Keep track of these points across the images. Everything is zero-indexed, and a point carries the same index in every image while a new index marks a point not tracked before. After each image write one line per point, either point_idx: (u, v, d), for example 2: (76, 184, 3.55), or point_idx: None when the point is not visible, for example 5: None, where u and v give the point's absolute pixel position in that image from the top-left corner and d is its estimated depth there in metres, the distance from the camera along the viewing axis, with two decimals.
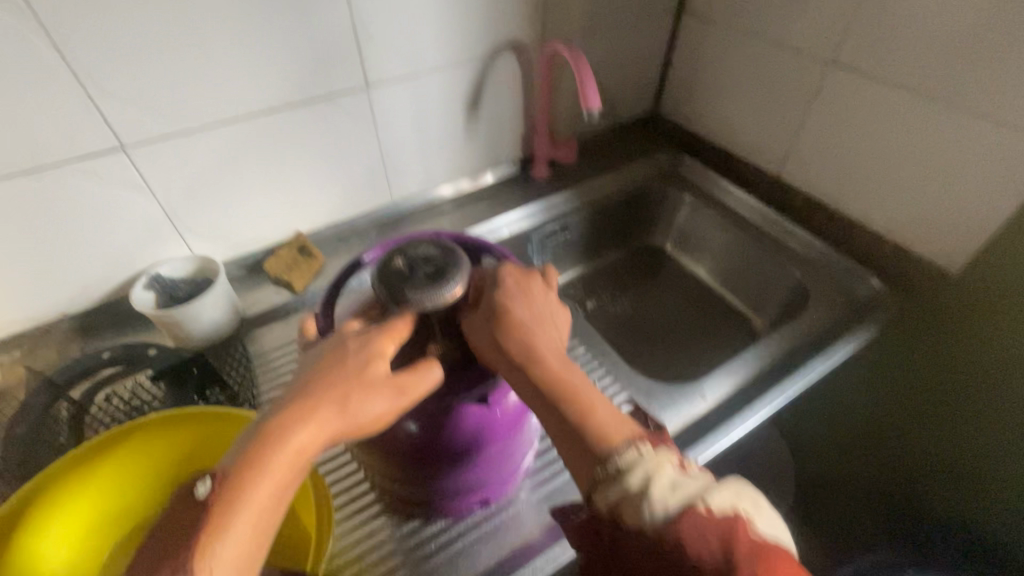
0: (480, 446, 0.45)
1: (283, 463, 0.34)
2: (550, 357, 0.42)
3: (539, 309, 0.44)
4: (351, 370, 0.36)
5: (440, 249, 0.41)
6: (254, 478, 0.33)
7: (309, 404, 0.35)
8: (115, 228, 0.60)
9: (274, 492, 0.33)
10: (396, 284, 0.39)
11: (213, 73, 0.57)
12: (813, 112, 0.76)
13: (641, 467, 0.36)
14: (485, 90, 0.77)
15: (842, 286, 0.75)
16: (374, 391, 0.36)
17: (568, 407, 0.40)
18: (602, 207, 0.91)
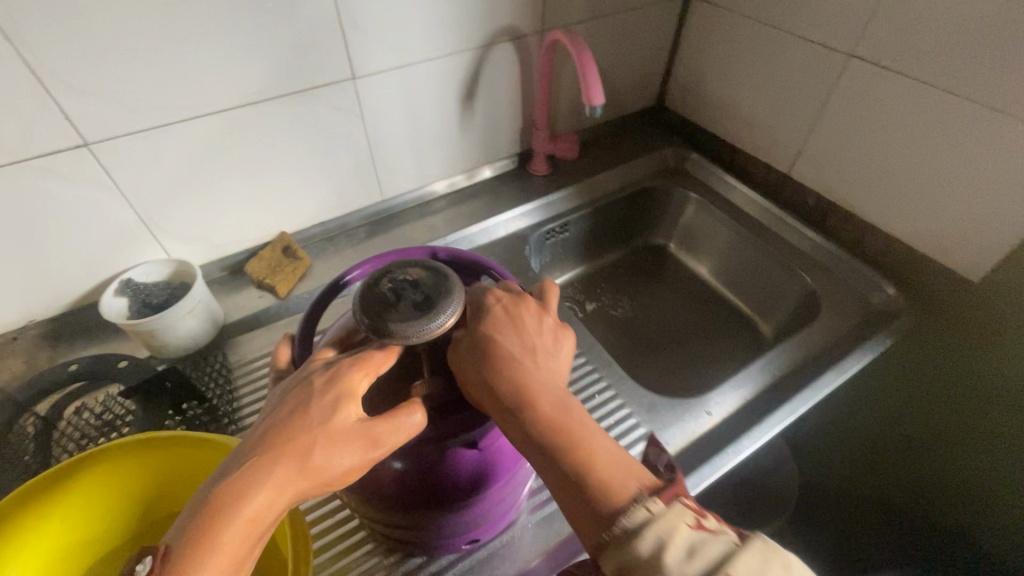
0: (470, 487, 0.41)
1: (239, 533, 0.31)
2: (544, 397, 0.39)
3: (531, 341, 0.42)
4: (314, 422, 0.34)
5: (431, 273, 0.37)
6: (206, 554, 0.30)
7: (267, 464, 0.32)
8: (82, 231, 0.56)
9: (230, 564, 0.31)
10: (380, 313, 0.35)
11: (183, 64, 0.52)
12: (829, 108, 0.71)
13: (652, 527, 0.32)
14: (480, 81, 0.72)
15: (855, 293, 0.72)
16: (340, 444, 0.34)
17: (562, 451, 0.37)
18: (604, 207, 0.87)
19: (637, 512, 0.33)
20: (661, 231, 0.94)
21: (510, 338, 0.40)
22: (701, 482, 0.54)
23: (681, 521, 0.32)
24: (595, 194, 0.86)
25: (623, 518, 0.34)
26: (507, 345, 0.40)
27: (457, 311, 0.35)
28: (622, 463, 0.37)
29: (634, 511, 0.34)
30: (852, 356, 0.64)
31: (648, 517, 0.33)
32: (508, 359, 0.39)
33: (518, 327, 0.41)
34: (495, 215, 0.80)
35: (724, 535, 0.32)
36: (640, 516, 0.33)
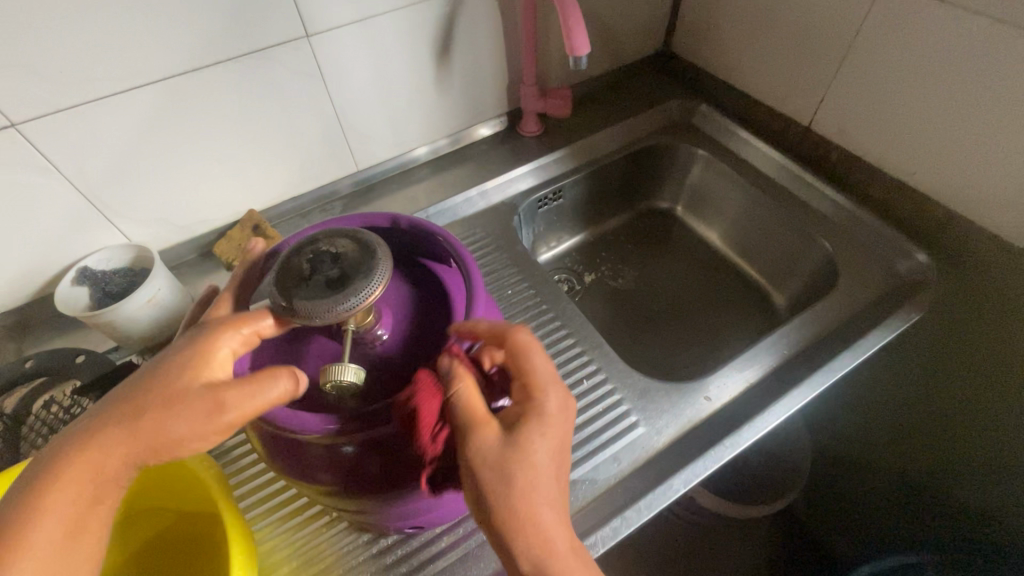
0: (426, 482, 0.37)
1: (78, 482, 0.32)
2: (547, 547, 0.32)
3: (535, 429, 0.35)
4: (156, 384, 0.32)
5: (357, 246, 0.32)
6: (41, 500, 0.31)
7: (106, 421, 0.32)
8: (29, 219, 0.53)
9: (69, 512, 0.32)
10: (287, 288, 0.30)
11: (108, 28, 0.47)
12: (858, 46, 0.62)
13: None
14: (456, 33, 0.65)
15: (880, 262, 0.65)
16: (180, 410, 0.32)
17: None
18: (603, 168, 0.79)
19: None
20: (667, 194, 0.87)
21: (534, 459, 0.33)
22: (696, 476, 0.49)
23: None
24: (592, 155, 0.79)
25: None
26: (534, 476, 0.33)
27: (376, 290, 0.30)
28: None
29: None
30: (873, 333, 0.58)
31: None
32: (525, 485, 0.33)
33: (542, 442, 0.34)
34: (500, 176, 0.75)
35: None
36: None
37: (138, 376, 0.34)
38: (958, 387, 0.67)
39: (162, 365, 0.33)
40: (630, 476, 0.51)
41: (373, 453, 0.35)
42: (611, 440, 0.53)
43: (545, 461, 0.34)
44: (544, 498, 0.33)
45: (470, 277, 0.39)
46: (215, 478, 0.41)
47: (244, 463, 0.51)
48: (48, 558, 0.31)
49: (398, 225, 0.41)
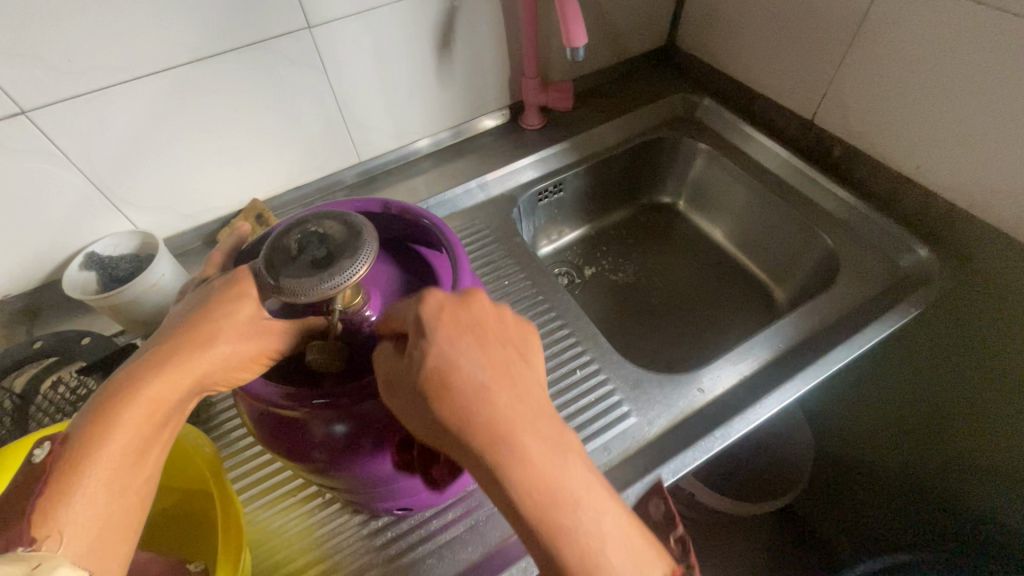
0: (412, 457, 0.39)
1: (143, 412, 0.31)
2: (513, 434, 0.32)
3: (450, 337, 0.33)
4: (197, 318, 0.33)
5: (344, 226, 0.33)
6: (107, 428, 0.30)
7: (166, 351, 0.32)
8: (40, 204, 0.54)
9: (136, 442, 0.30)
10: (276, 266, 0.31)
11: (114, 18, 0.48)
12: (861, 38, 0.61)
13: None
14: (457, 25, 0.65)
15: (882, 257, 0.64)
16: (227, 337, 0.33)
17: (535, 509, 0.31)
18: (604, 162, 0.79)
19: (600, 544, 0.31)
20: (669, 189, 0.86)
21: (451, 358, 0.33)
22: (683, 467, 0.49)
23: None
24: (593, 149, 0.79)
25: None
26: (461, 377, 0.32)
27: (361, 270, 0.31)
28: (608, 526, 0.31)
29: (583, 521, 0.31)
30: (873, 327, 0.57)
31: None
32: (454, 390, 0.32)
33: (453, 335, 0.33)
34: (503, 167, 0.75)
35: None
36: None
37: (168, 324, 0.34)
38: (958, 384, 0.66)
39: (199, 307, 0.34)
40: (620, 464, 0.51)
41: (368, 431, 0.36)
42: (603, 429, 0.53)
43: (463, 357, 0.33)
44: (482, 390, 0.32)
45: (456, 261, 0.39)
46: (208, 456, 0.41)
47: (242, 447, 0.52)
48: (112, 487, 0.29)
49: (388, 211, 0.42)
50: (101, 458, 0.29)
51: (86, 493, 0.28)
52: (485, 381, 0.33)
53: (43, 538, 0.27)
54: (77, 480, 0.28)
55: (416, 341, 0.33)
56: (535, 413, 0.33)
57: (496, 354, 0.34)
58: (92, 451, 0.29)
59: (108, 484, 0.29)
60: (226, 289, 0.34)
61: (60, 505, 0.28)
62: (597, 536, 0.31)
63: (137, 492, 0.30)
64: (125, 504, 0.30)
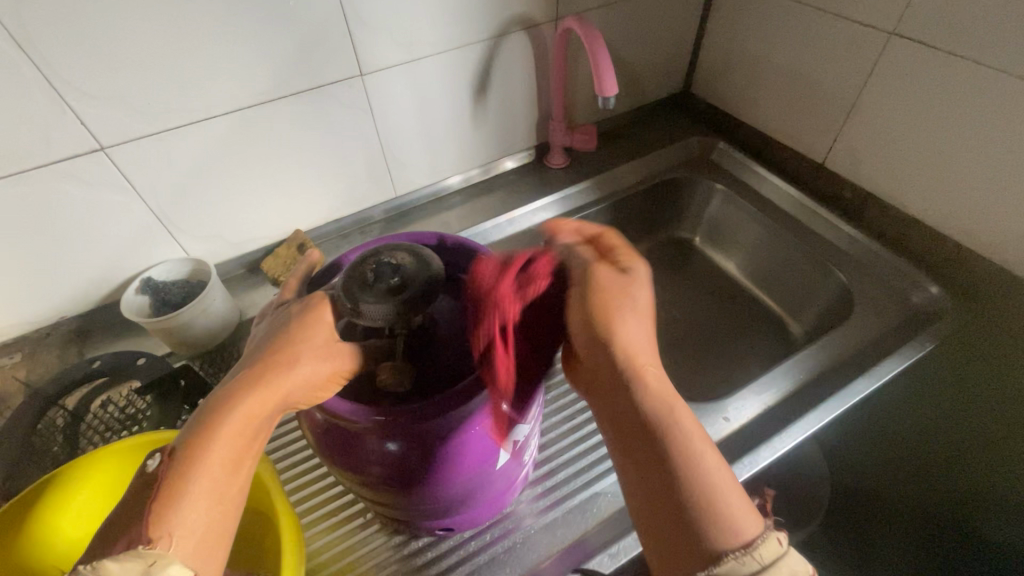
0: (456, 480, 0.41)
1: (237, 427, 0.33)
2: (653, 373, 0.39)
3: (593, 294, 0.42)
4: (281, 341, 0.36)
5: (416, 259, 0.36)
6: (208, 442, 0.32)
7: (255, 372, 0.35)
8: (105, 232, 0.58)
9: (231, 454, 0.33)
10: (355, 292, 0.34)
11: (192, 65, 0.52)
12: (869, 90, 0.66)
13: (749, 522, 0.34)
14: (494, 73, 0.71)
15: (894, 293, 0.67)
16: (308, 358, 0.36)
17: (674, 429, 0.36)
18: (625, 199, 0.83)
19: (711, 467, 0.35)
20: (685, 225, 0.90)
21: (625, 303, 0.41)
22: None
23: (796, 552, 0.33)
24: (615, 187, 0.83)
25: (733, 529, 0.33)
26: (622, 314, 0.40)
27: (430, 300, 0.34)
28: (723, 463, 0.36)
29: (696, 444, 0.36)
30: (889, 360, 0.60)
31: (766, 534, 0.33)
32: (620, 321, 0.40)
33: (643, 295, 0.42)
34: (529, 204, 0.79)
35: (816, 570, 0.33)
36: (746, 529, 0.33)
37: (255, 349, 0.37)
38: (972, 417, 0.68)
39: (283, 331, 0.37)
40: None
41: (418, 454, 0.38)
42: None
43: (641, 305, 0.42)
44: (637, 331, 0.40)
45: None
46: (263, 470, 0.44)
47: (282, 467, 0.54)
48: (212, 496, 0.32)
49: (443, 244, 0.45)
50: (204, 468, 0.32)
51: (197, 498, 0.31)
52: (642, 327, 0.41)
53: (156, 539, 0.30)
54: (183, 488, 0.31)
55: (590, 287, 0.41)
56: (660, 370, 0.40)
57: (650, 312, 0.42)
58: (197, 462, 0.32)
59: (208, 493, 0.32)
60: (305, 314, 0.38)
61: (176, 509, 0.31)
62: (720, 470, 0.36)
63: (232, 502, 0.33)
64: (223, 512, 0.32)
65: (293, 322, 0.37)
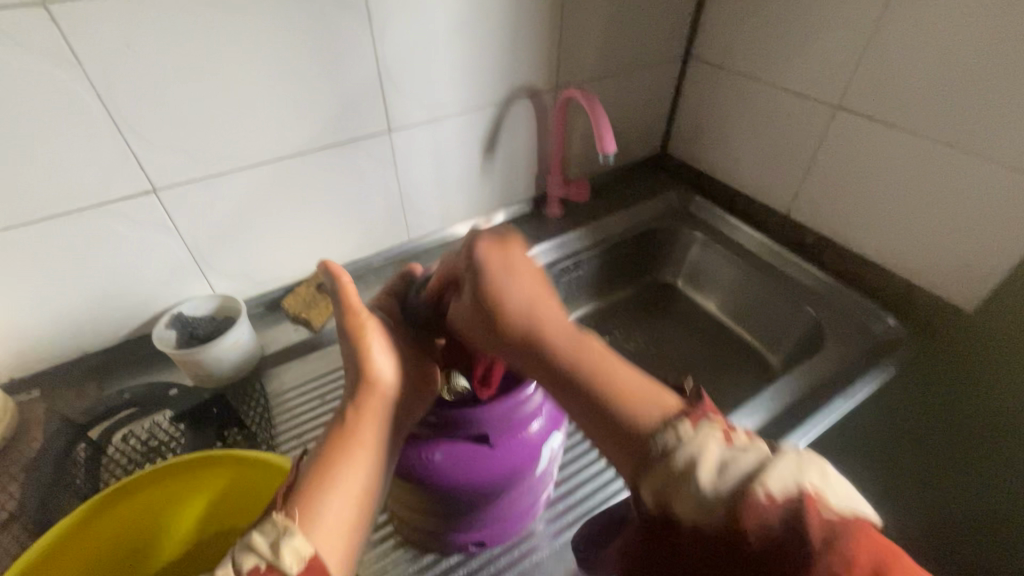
0: (497, 491, 0.44)
1: (360, 430, 0.39)
2: (561, 322, 0.38)
3: (512, 259, 0.40)
4: (347, 359, 0.42)
5: None
6: (341, 448, 0.38)
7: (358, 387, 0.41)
8: (142, 267, 0.61)
9: (361, 450, 0.38)
10: (423, 310, 0.46)
11: (245, 117, 0.58)
12: (823, 151, 0.78)
13: (685, 447, 0.31)
14: (503, 131, 0.80)
15: (859, 324, 0.76)
16: (386, 355, 0.42)
17: (584, 370, 0.35)
18: (615, 246, 0.91)
19: (670, 436, 0.31)
20: (670, 269, 0.99)
21: (512, 265, 0.40)
22: None
23: (715, 441, 0.30)
24: (608, 234, 0.91)
25: (657, 440, 0.32)
26: (504, 277, 0.39)
27: None
28: (647, 386, 0.35)
29: (644, 407, 0.34)
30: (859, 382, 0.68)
31: (680, 442, 0.31)
32: (495, 288, 0.39)
33: (509, 255, 0.41)
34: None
35: (758, 450, 0.30)
36: (671, 442, 0.31)
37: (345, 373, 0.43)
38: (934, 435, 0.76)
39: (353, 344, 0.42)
40: None
41: (461, 460, 0.42)
42: None
43: (515, 266, 0.40)
44: (518, 286, 0.39)
45: None
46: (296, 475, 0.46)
47: None
48: (350, 486, 0.37)
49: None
50: (331, 469, 0.37)
51: (336, 490, 0.36)
52: (530, 279, 0.40)
53: (310, 520, 0.34)
54: (328, 488, 0.36)
55: (476, 273, 0.40)
56: (553, 313, 0.38)
57: (529, 265, 0.41)
58: (326, 464, 0.37)
59: (350, 486, 0.37)
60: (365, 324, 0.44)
61: (314, 503, 0.35)
62: (645, 410, 0.33)
63: (372, 495, 0.37)
64: (359, 503, 0.36)
65: (349, 341, 0.42)
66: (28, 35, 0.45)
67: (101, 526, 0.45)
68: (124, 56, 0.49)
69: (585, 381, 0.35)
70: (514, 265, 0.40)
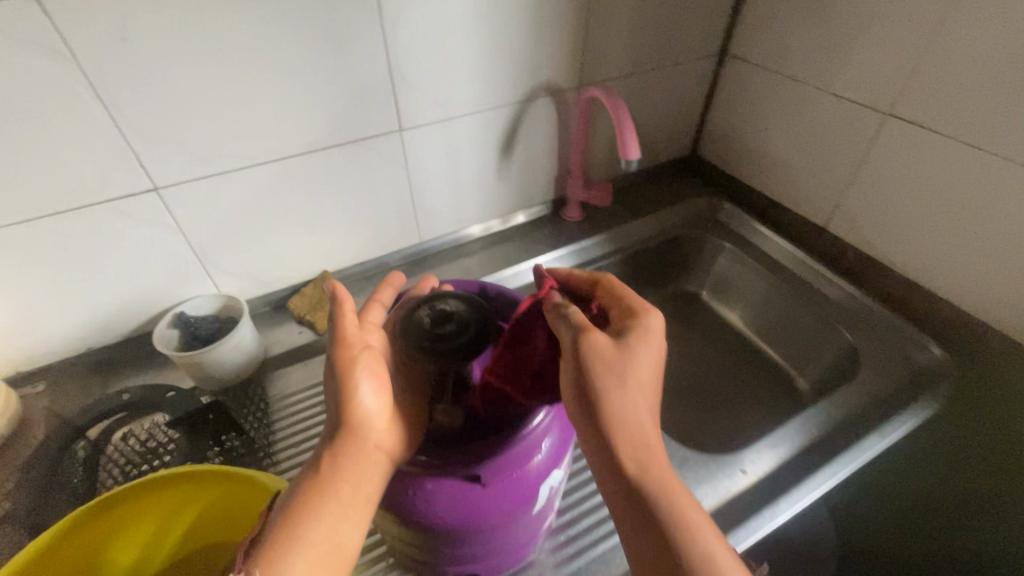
0: (491, 527, 0.41)
1: (339, 479, 0.40)
2: (657, 436, 0.40)
3: (649, 354, 0.42)
4: (332, 396, 0.43)
5: (466, 303, 0.43)
6: (316, 497, 0.39)
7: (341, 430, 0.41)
8: (144, 266, 0.60)
9: (336, 501, 0.39)
10: (421, 340, 0.40)
11: (248, 114, 0.56)
12: (868, 161, 0.71)
13: None
14: (521, 131, 0.76)
15: (898, 352, 0.70)
16: (372, 397, 0.42)
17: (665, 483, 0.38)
18: (636, 253, 0.87)
19: None
20: (694, 279, 0.94)
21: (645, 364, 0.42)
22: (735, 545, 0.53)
23: None
24: (629, 241, 0.87)
25: None
26: (640, 369, 0.41)
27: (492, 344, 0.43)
28: (714, 533, 0.37)
29: (709, 552, 0.36)
30: (896, 419, 0.62)
31: None
32: (624, 385, 0.40)
33: (643, 350, 0.42)
34: (531, 258, 0.82)
35: None
36: None
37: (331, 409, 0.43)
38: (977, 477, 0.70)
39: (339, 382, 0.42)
40: None
41: (451, 495, 0.39)
42: None
43: (642, 364, 0.41)
44: (640, 382, 0.41)
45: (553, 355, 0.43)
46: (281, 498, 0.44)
47: None
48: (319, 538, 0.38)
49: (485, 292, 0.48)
50: (302, 520, 0.38)
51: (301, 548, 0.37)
52: (653, 382, 0.42)
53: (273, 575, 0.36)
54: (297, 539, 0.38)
55: (615, 351, 0.41)
56: (649, 424, 0.40)
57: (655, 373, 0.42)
58: (299, 512, 0.39)
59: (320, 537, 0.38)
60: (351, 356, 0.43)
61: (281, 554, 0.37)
62: (706, 552, 0.36)
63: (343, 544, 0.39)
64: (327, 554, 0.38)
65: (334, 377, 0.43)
66: (17, 26, 0.43)
67: (84, 532, 0.44)
68: (120, 52, 0.47)
69: (659, 493, 0.38)
70: (652, 362, 0.42)
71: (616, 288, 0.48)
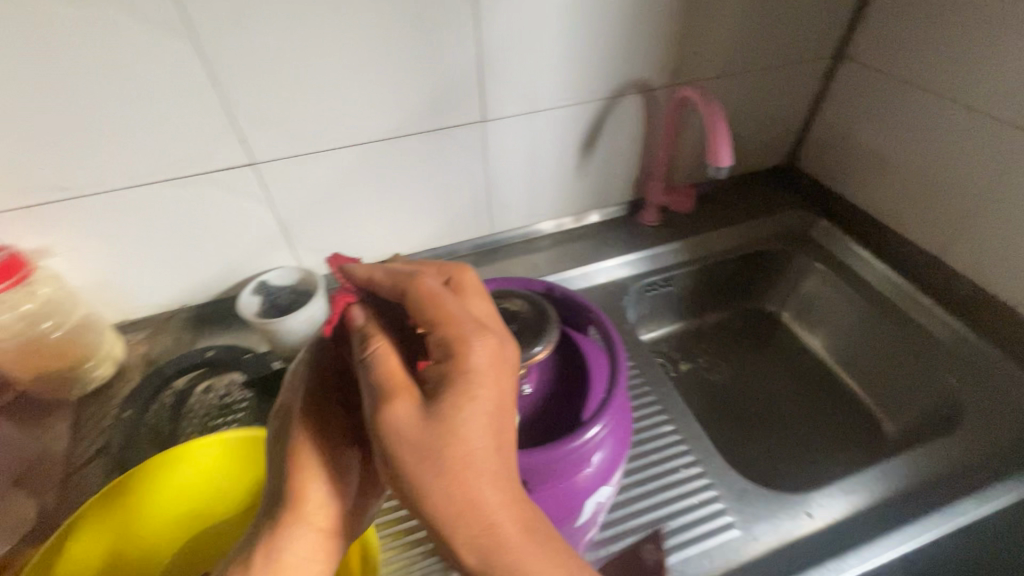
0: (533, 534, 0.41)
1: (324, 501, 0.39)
2: (512, 515, 0.31)
3: (483, 402, 0.32)
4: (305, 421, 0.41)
5: (534, 307, 0.41)
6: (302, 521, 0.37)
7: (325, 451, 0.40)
8: (235, 235, 0.64)
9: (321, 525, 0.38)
10: None
11: (340, 98, 0.58)
12: (1003, 188, 0.62)
13: None
14: (605, 128, 0.73)
15: (1014, 409, 0.61)
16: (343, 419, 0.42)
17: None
18: (714, 265, 0.82)
19: None
20: (774, 297, 0.87)
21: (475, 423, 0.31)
22: None
23: None
24: (708, 251, 0.82)
25: None
26: (468, 435, 0.31)
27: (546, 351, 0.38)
28: None
29: None
30: (1001, 485, 0.54)
31: None
32: (440, 475, 0.30)
33: (468, 407, 0.31)
34: (601, 261, 0.79)
35: None
36: None
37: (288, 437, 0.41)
38: None
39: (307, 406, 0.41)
40: (721, 575, 0.51)
41: None
42: (705, 534, 0.54)
43: (473, 433, 0.31)
44: (472, 459, 0.30)
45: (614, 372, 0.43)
46: None
47: None
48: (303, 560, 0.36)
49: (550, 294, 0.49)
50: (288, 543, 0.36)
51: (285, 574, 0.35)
52: (492, 443, 0.31)
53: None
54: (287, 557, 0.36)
55: (409, 416, 0.31)
56: (508, 497, 0.31)
57: (494, 427, 0.32)
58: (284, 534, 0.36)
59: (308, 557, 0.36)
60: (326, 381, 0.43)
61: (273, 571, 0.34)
62: None
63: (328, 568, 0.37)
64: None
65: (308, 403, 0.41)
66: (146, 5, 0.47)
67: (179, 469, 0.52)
68: (232, 33, 0.50)
69: None
70: (490, 415, 0.32)
71: (415, 292, 0.36)
